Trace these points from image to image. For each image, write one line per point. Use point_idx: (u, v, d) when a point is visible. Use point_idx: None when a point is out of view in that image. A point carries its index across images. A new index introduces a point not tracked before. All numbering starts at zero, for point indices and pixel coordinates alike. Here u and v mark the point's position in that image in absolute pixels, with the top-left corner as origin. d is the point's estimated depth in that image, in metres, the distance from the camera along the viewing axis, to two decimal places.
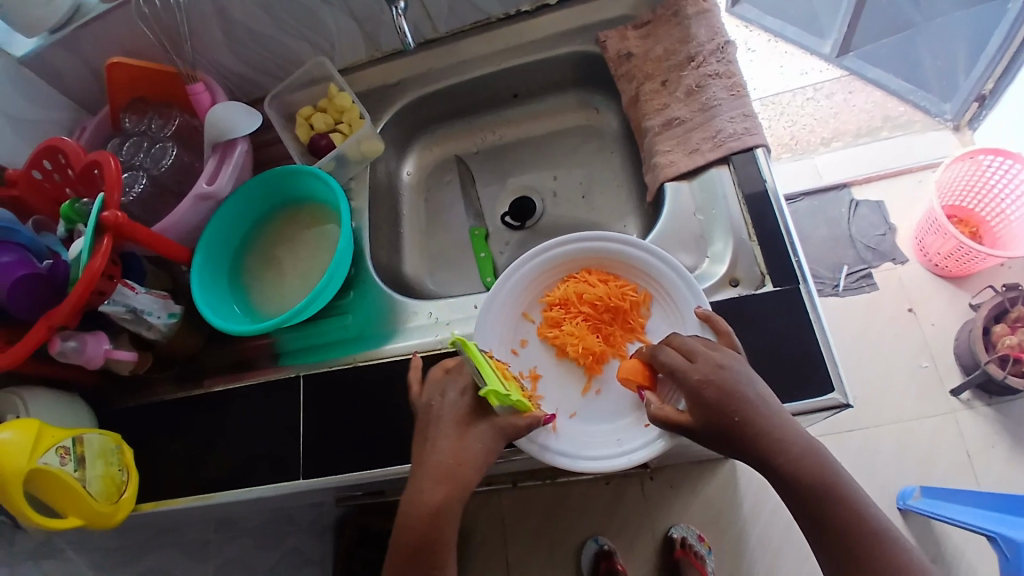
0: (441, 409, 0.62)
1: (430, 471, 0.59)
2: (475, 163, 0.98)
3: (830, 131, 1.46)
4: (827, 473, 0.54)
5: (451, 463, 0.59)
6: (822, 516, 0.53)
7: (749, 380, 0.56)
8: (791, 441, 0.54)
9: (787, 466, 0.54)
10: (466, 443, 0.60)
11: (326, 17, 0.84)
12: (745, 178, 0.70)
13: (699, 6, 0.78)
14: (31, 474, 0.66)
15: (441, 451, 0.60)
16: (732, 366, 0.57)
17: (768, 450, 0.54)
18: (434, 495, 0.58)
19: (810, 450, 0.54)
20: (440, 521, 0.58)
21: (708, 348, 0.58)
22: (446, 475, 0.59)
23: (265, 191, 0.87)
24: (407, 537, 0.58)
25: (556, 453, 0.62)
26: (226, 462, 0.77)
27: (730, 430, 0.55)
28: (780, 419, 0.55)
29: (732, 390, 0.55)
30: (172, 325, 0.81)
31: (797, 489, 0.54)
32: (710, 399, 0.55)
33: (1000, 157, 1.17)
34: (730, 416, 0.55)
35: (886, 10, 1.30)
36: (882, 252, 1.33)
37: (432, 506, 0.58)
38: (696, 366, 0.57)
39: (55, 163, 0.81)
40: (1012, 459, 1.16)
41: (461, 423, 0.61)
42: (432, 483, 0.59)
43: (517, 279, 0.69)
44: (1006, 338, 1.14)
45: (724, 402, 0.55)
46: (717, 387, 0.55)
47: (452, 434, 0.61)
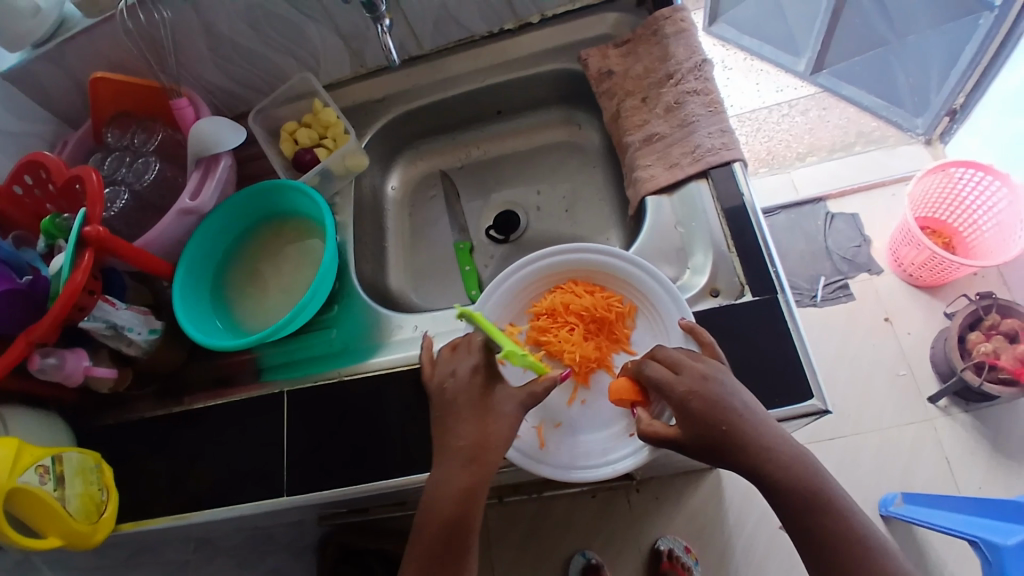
0: (454, 389, 0.62)
1: (453, 454, 0.59)
2: (460, 178, 0.99)
3: (805, 146, 1.51)
4: (814, 481, 0.55)
5: (473, 447, 0.59)
6: (808, 521, 0.54)
7: (733, 391, 0.57)
8: (778, 450, 0.55)
9: (777, 474, 0.55)
10: (485, 423, 0.60)
11: (312, 34, 0.85)
12: (723, 192, 0.71)
13: (677, 25, 0.79)
14: (10, 492, 0.65)
15: (462, 433, 0.60)
16: (716, 377, 0.58)
17: (754, 459, 0.55)
18: (461, 477, 0.58)
19: (796, 457, 0.55)
20: (469, 501, 0.58)
21: (692, 360, 0.59)
22: (470, 457, 0.59)
23: (250, 205, 0.87)
24: (437, 519, 0.58)
25: (548, 465, 0.62)
26: (209, 479, 0.76)
27: (717, 441, 0.55)
28: (767, 428, 0.56)
29: (718, 402, 0.56)
30: (153, 341, 0.81)
31: (787, 498, 0.55)
32: (697, 410, 0.56)
33: (971, 170, 1.21)
34: (717, 427, 0.55)
35: (861, 28, 1.33)
36: (858, 264, 1.37)
37: (461, 486, 0.58)
38: (682, 379, 0.58)
39: (36, 178, 0.81)
40: (990, 465, 1.19)
41: (474, 412, 0.61)
42: (458, 466, 0.59)
43: (503, 290, 0.70)
44: (980, 345, 1.17)
45: (711, 414, 0.55)
46: (703, 399, 0.56)
47: (470, 415, 0.60)
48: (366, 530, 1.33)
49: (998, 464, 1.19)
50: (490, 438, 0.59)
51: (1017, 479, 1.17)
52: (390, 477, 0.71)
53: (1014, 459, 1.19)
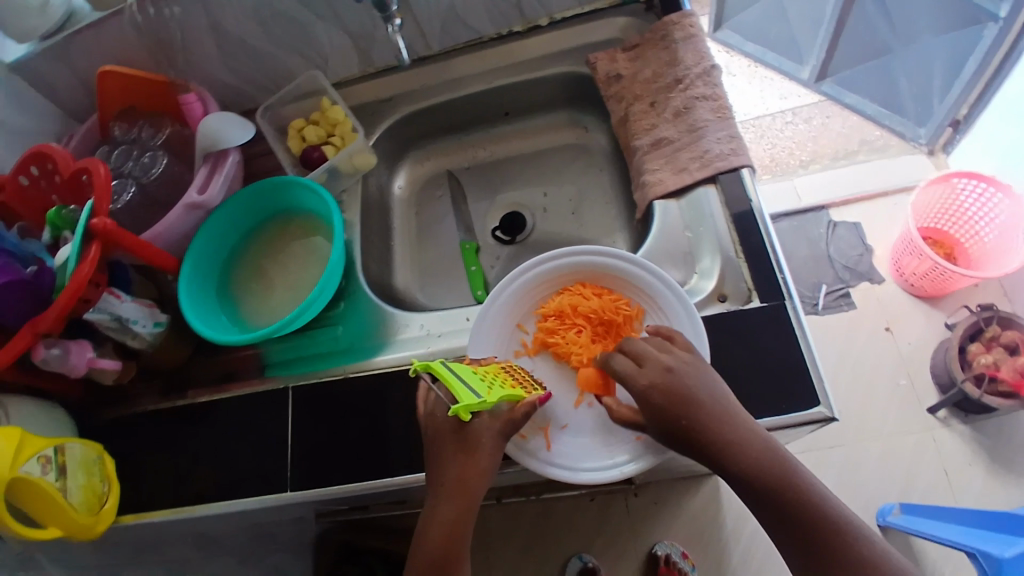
0: (436, 425, 0.63)
1: (439, 491, 0.61)
2: (466, 178, 0.99)
3: (809, 154, 1.52)
4: (787, 473, 0.55)
5: (457, 484, 0.61)
6: (790, 518, 0.54)
7: (700, 383, 0.57)
8: (745, 443, 0.55)
9: (744, 467, 0.55)
10: (468, 459, 0.61)
11: (320, 32, 0.85)
12: (732, 197, 0.71)
13: (686, 31, 0.79)
14: (11, 482, 0.65)
15: (446, 472, 0.61)
16: (682, 371, 0.58)
17: (717, 453, 0.56)
18: (448, 514, 0.61)
19: (767, 450, 0.55)
20: (457, 535, 0.60)
21: (659, 352, 0.60)
22: (455, 493, 0.61)
23: (258, 201, 0.86)
24: (424, 556, 0.61)
25: (554, 466, 0.63)
26: (211, 474, 0.76)
27: (679, 433, 0.57)
28: (733, 422, 0.56)
29: (679, 396, 0.57)
30: (157, 334, 0.81)
31: (763, 492, 0.55)
32: (658, 404, 0.57)
33: (974, 181, 1.22)
34: (678, 421, 0.56)
35: (865, 36, 1.34)
36: (859, 272, 1.37)
37: (447, 524, 0.60)
38: (645, 372, 0.59)
39: (42, 169, 0.81)
40: (988, 475, 1.19)
41: (458, 447, 0.62)
42: (445, 503, 0.61)
43: (510, 291, 0.70)
44: (981, 357, 1.18)
45: (671, 407, 0.57)
46: (665, 393, 0.57)
47: (457, 452, 0.61)
48: (364, 529, 1.33)
49: (996, 475, 1.19)
50: (476, 471, 0.61)
51: (1014, 489, 1.18)
52: (392, 475, 0.70)
53: (1012, 469, 1.19)
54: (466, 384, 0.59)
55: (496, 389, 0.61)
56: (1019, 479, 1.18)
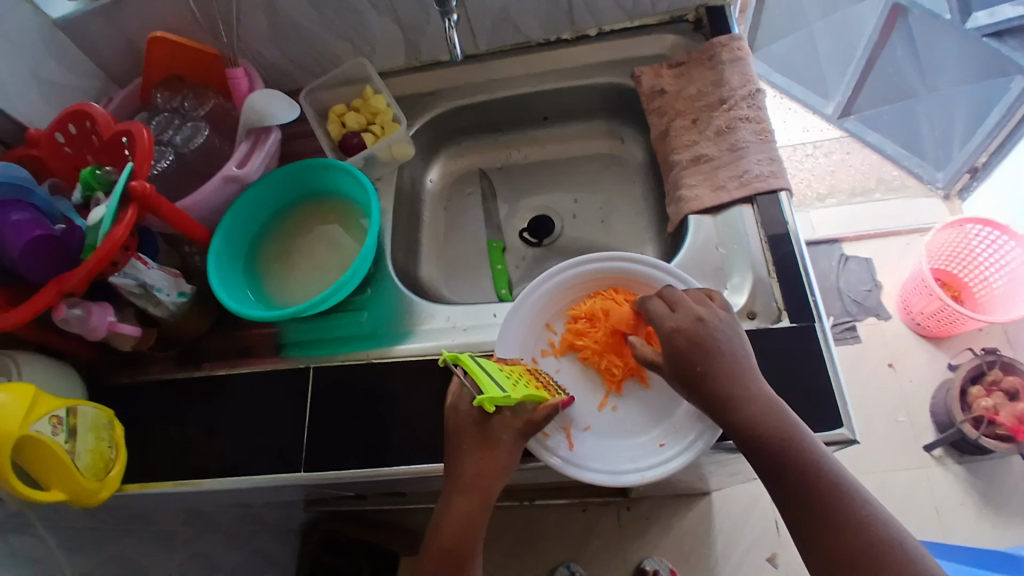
0: (459, 420, 0.63)
1: (455, 485, 0.61)
2: (497, 178, 1.00)
3: (826, 187, 1.54)
4: (789, 433, 0.55)
5: (474, 479, 0.61)
6: (795, 488, 0.54)
7: (725, 337, 0.59)
8: (753, 399, 0.57)
9: (745, 418, 0.56)
10: (486, 456, 0.61)
11: (372, 20, 0.86)
12: (768, 219, 0.72)
13: (733, 53, 0.81)
14: (20, 439, 0.64)
15: (464, 466, 0.61)
16: (711, 322, 0.60)
17: (723, 405, 0.57)
18: (462, 508, 0.61)
19: (771, 409, 0.56)
20: (470, 530, 0.60)
21: (694, 302, 0.62)
22: (472, 489, 0.61)
23: (293, 181, 0.87)
24: (439, 548, 0.61)
25: (583, 469, 0.63)
26: (221, 447, 0.76)
27: (693, 378, 0.58)
28: (743, 378, 0.58)
29: (703, 342, 0.59)
30: (180, 304, 0.80)
31: (763, 453, 0.55)
32: (681, 346, 0.59)
33: (987, 227, 1.24)
34: (694, 366, 0.58)
35: (892, 76, 1.37)
36: (867, 308, 1.39)
37: (462, 518, 0.60)
38: (676, 316, 0.61)
39: (81, 129, 0.80)
40: (979, 518, 1.20)
41: (478, 443, 0.62)
42: (460, 499, 0.61)
43: (544, 289, 0.71)
44: (982, 400, 1.19)
45: (692, 352, 0.59)
46: (688, 338, 0.59)
47: (474, 446, 0.61)
48: (353, 520, 1.32)
49: (987, 518, 1.20)
50: (495, 466, 0.61)
51: (1004, 533, 1.19)
52: (406, 465, 0.70)
53: (1003, 514, 1.20)
54: (493, 378, 0.60)
55: (522, 387, 0.62)
56: (1009, 525, 1.19)
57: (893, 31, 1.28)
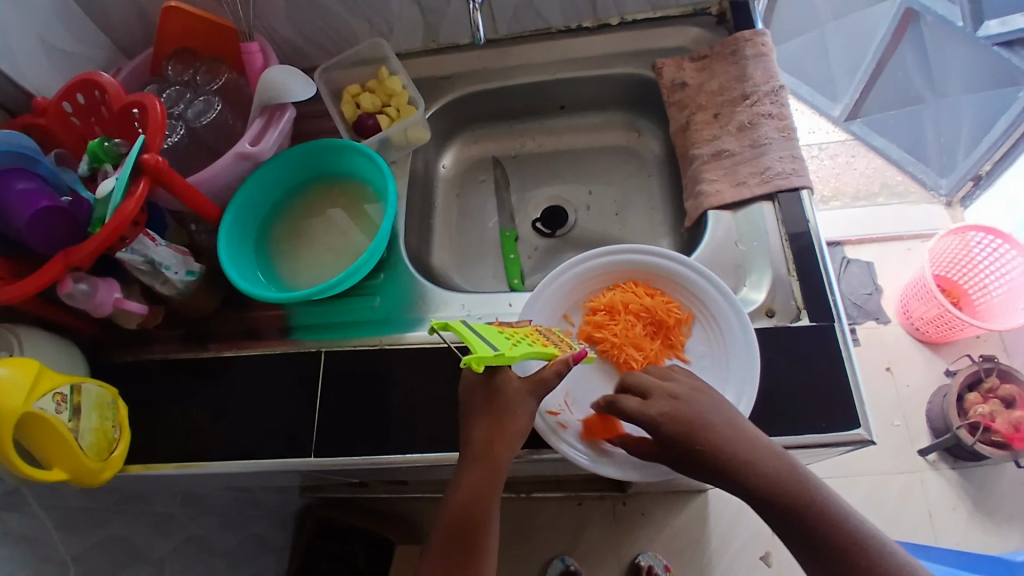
0: (466, 389, 0.63)
1: (467, 454, 0.61)
2: (511, 166, 0.99)
3: (830, 190, 1.55)
4: (804, 488, 0.54)
5: (482, 446, 0.60)
6: (819, 541, 0.52)
7: (708, 409, 0.58)
8: (763, 461, 0.55)
9: (756, 479, 0.54)
10: (497, 422, 0.60)
11: (392, 1, 0.84)
12: (789, 216, 0.73)
13: (757, 49, 0.80)
14: (22, 417, 0.62)
15: (473, 433, 0.61)
16: (686, 398, 0.60)
17: (735, 475, 0.55)
18: (472, 477, 0.60)
19: (784, 470, 0.55)
20: (482, 500, 0.59)
21: (659, 383, 0.62)
22: (481, 456, 0.60)
23: (308, 161, 0.86)
24: (450, 518, 0.60)
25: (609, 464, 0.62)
26: (227, 429, 0.74)
27: (693, 459, 0.56)
28: (746, 443, 0.56)
29: (690, 421, 0.57)
30: (188, 283, 0.79)
31: (781, 505, 0.54)
32: (672, 432, 0.57)
33: (989, 236, 1.24)
34: (693, 445, 0.56)
35: (900, 82, 1.37)
36: (868, 311, 1.40)
37: (475, 488, 0.59)
38: (652, 403, 0.59)
39: (89, 99, 0.78)
40: (970, 522, 1.22)
41: (490, 409, 0.61)
42: (471, 466, 0.60)
43: (562, 280, 0.70)
44: (978, 406, 1.20)
45: (683, 433, 0.57)
46: (675, 419, 0.57)
47: (488, 412, 0.61)
48: (348, 507, 1.32)
49: (977, 522, 1.22)
50: (510, 432, 0.60)
51: (994, 538, 1.20)
52: (418, 451, 0.70)
53: (994, 518, 1.22)
54: (486, 341, 0.56)
55: (523, 347, 0.58)
56: (999, 529, 1.21)
57: (904, 35, 1.29)
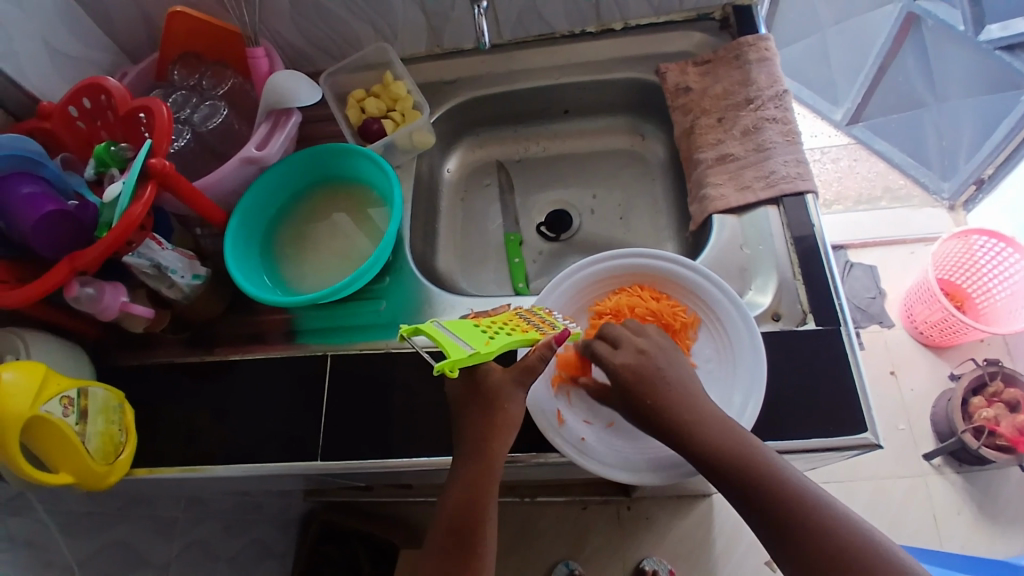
0: (452, 392, 0.64)
1: (463, 449, 0.61)
2: (515, 170, 0.99)
3: (833, 194, 1.55)
4: (739, 447, 0.55)
5: (474, 441, 0.61)
6: (756, 501, 0.53)
7: (668, 365, 0.60)
8: (703, 423, 0.56)
9: (692, 441, 0.56)
10: (491, 417, 0.61)
11: (397, 5, 0.85)
12: (794, 220, 0.73)
13: (761, 53, 0.80)
14: (30, 421, 0.62)
15: (464, 430, 0.62)
16: (653, 352, 0.61)
17: (680, 436, 0.57)
18: (468, 473, 0.60)
19: (720, 430, 0.56)
20: (479, 496, 0.59)
21: (633, 335, 0.63)
22: (475, 451, 0.61)
23: (314, 166, 0.86)
24: (448, 516, 0.60)
25: (612, 468, 0.63)
26: (231, 433, 0.74)
27: (643, 412, 0.58)
28: (692, 403, 0.58)
29: (649, 376, 0.59)
30: (194, 287, 0.78)
31: (714, 466, 0.55)
32: (628, 382, 0.59)
33: (992, 240, 1.24)
34: (643, 399, 0.58)
35: (902, 86, 1.37)
36: (871, 315, 1.39)
37: (471, 483, 0.60)
38: (620, 353, 0.61)
39: (95, 104, 0.78)
40: (976, 527, 1.21)
41: (481, 406, 0.61)
42: (466, 462, 0.61)
43: (567, 284, 0.71)
44: (982, 410, 1.19)
45: (638, 386, 0.59)
46: (634, 371, 0.59)
47: (480, 407, 0.61)
48: (351, 511, 1.31)
49: (982, 526, 1.21)
50: (502, 423, 0.61)
51: (1000, 543, 1.20)
52: (424, 455, 0.70)
53: (1000, 523, 1.21)
54: (462, 340, 0.57)
55: (502, 337, 0.58)
56: (1005, 534, 1.20)
57: (906, 39, 1.29)
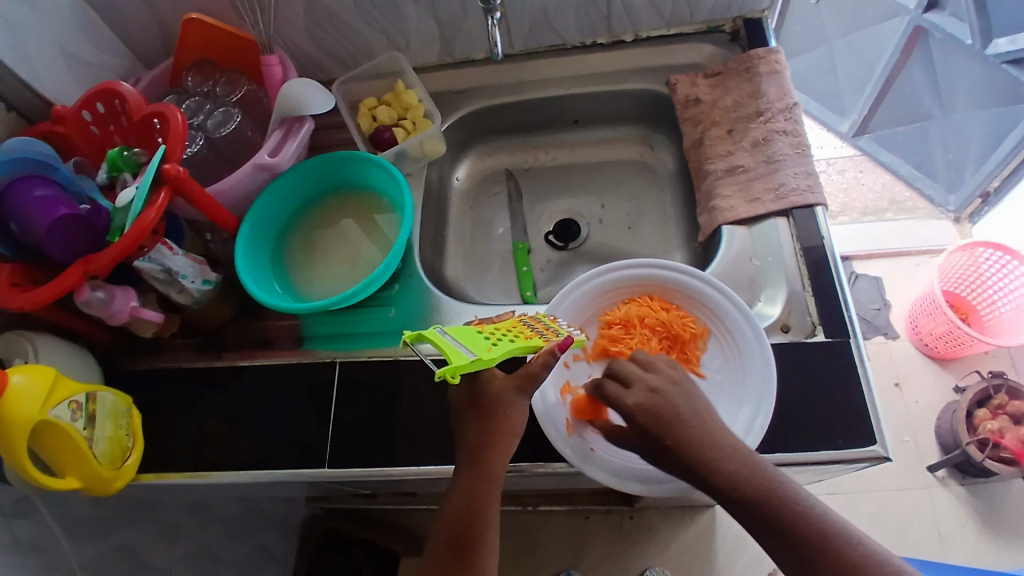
0: (458, 399, 0.63)
1: (463, 457, 0.61)
2: (524, 179, 0.99)
3: (839, 205, 1.56)
4: (763, 481, 0.54)
5: (473, 449, 0.61)
6: (782, 534, 0.52)
7: (684, 402, 0.58)
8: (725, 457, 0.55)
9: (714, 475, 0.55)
10: (494, 425, 0.61)
11: (410, 15, 0.86)
12: (804, 232, 0.73)
13: (771, 66, 0.81)
14: (38, 425, 0.63)
15: (464, 438, 0.62)
16: (666, 389, 0.59)
17: (697, 469, 0.55)
18: (467, 480, 0.60)
19: (742, 464, 0.55)
20: (480, 503, 0.59)
21: (645, 371, 0.61)
22: (474, 459, 0.61)
23: (326, 173, 0.87)
24: (447, 521, 0.60)
25: (627, 479, 0.63)
26: (238, 439, 0.74)
27: (662, 451, 0.57)
28: (708, 436, 0.57)
29: (665, 414, 0.57)
30: (204, 292, 0.79)
31: (738, 501, 0.54)
32: (646, 424, 0.57)
33: (998, 252, 1.24)
34: (662, 440, 0.56)
35: (909, 98, 1.38)
36: (876, 326, 1.40)
37: (472, 490, 0.60)
38: (632, 393, 0.59)
39: (109, 108, 0.79)
40: (980, 540, 1.20)
41: (481, 416, 0.62)
42: (466, 470, 0.61)
43: (577, 294, 0.71)
44: (987, 422, 1.19)
45: (656, 426, 0.57)
46: (650, 413, 0.57)
47: (481, 416, 0.62)
48: (353, 518, 1.31)
49: (987, 540, 1.20)
50: (502, 430, 0.61)
51: (1005, 557, 1.19)
52: (431, 463, 0.70)
53: (1005, 537, 1.20)
54: (464, 347, 0.56)
55: (504, 344, 0.58)
56: (1010, 548, 1.20)
57: (913, 52, 1.30)
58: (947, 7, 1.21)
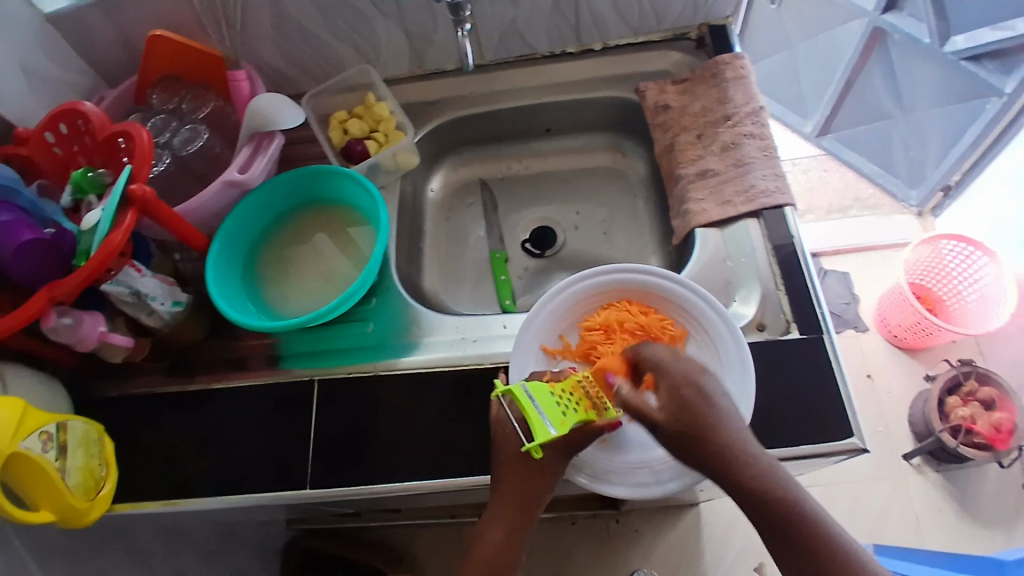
0: None
1: (500, 499, 0.64)
2: (498, 188, 1.00)
3: (805, 204, 1.60)
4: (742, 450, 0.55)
5: (515, 493, 0.63)
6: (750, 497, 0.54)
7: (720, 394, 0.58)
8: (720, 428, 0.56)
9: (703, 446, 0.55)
10: (531, 474, 0.63)
11: (379, 27, 0.85)
12: (774, 232, 0.75)
13: (737, 71, 0.83)
14: (9, 458, 0.60)
15: (505, 481, 0.63)
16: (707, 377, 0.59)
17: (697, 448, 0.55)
18: (504, 522, 0.64)
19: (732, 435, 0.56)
20: (512, 545, 0.64)
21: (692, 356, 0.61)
22: (517, 503, 0.63)
23: (298, 188, 0.86)
24: (480, 557, 0.64)
25: (614, 486, 0.64)
26: (217, 464, 0.73)
27: (694, 436, 0.55)
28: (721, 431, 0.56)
29: (709, 394, 0.57)
30: (175, 314, 0.76)
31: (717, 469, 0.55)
32: (688, 398, 0.56)
33: (961, 244, 1.29)
34: (699, 422, 0.56)
35: (870, 99, 1.43)
36: (846, 320, 1.43)
37: (511, 532, 0.64)
38: (679, 363, 0.59)
39: (72, 127, 0.76)
40: (955, 525, 1.24)
41: (525, 466, 0.63)
42: (504, 514, 0.64)
43: (556, 302, 0.71)
44: (958, 409, 1.23)
45: (699, 406, 0.56)
46: (696, 390, 0.57)
47: (523, 462, 0.63)
48: (334, 537, 1.28)
49: (961, 524, 1.24)
50: (543, 479, 0.63)
51: (979, 539, 1.23)
52: (415, 479, 0.69)
53: (978, 521, 1.24)
54: (540, 413, 0.59)
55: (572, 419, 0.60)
56: (983, 531, 1.23)
57: (872, 53, 1.34)
58: (905, 8, 1.25)
